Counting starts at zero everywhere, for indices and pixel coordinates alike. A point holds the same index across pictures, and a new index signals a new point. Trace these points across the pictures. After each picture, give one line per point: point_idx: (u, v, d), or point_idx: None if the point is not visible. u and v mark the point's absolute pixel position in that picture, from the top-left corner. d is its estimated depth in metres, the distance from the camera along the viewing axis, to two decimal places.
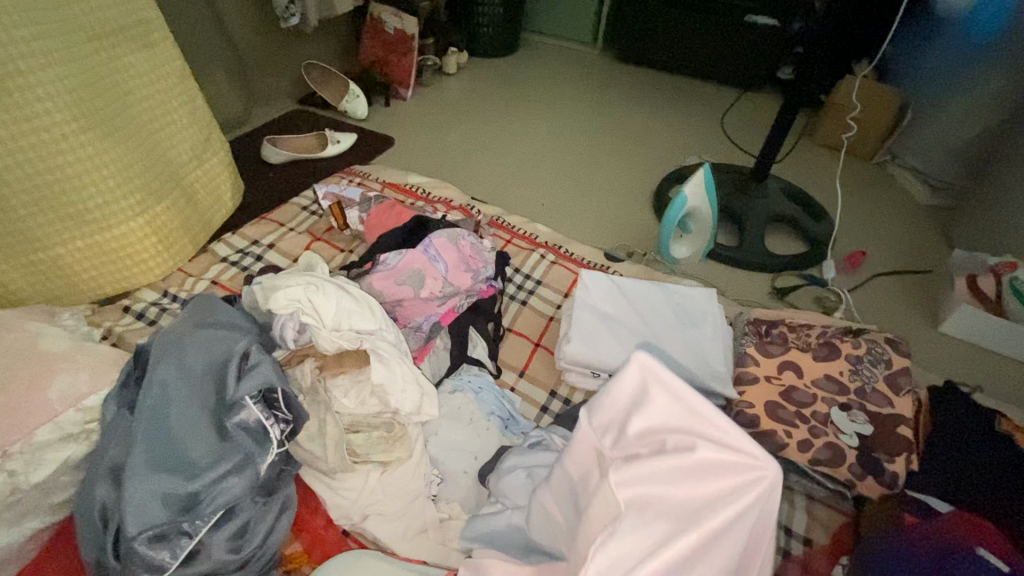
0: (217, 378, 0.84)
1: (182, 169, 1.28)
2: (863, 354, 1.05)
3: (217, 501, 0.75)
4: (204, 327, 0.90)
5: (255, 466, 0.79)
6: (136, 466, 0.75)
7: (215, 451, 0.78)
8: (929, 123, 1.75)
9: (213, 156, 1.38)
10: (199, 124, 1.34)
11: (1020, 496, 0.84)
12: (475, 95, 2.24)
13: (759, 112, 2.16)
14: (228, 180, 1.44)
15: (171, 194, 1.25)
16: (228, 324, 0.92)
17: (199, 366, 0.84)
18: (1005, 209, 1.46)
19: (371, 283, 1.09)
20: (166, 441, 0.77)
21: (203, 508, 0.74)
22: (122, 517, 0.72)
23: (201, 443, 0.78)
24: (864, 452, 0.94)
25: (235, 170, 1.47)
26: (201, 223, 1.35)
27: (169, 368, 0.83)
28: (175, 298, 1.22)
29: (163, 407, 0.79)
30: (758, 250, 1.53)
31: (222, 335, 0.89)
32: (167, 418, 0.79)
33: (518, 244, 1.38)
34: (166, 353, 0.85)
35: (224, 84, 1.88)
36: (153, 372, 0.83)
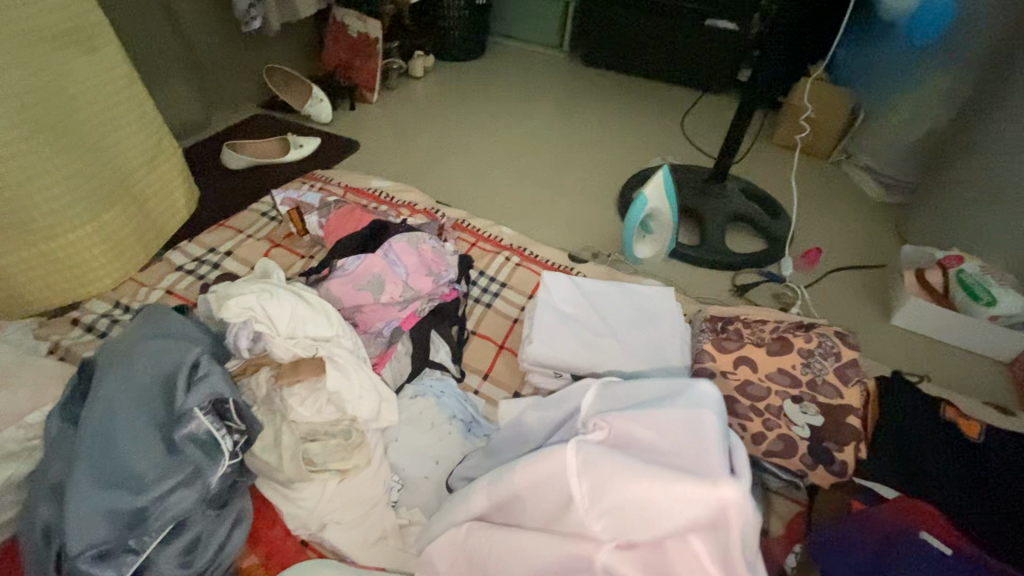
0: (162, 389, 0.81)
1: (132, 175, 1.24)
2: (814, 348, 1.08)
3: (166, 516, 0.74)
4: (152, 336, 0.87)
5: (205, 478, 0.77)
6: (79, 482, 0.72)
7: (162, 465, 0.76)
8: (880, 124, 1.81)
9: (165, 160, 1.34)
10: (149, 128, 1.30)
11: (951, 480, 0.91)
12: (442, 98, 2.23)
13: (720, 114, 2.21)
14: (183, 185, 1.40)
15: (121, 201, 1.21)
16: (180, 333, 0.90)
17: (145, 378, 0.81)
18: (951, 206, 1.52)
19: (329, 289, 1.08)
20: (111, 456, 0.75)
21: (150, 523, 0.73)
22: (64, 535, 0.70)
23: (147, 457, 0.75)
24: (815, 442, 0.98)
25: (190, 174, 1.43)
26: (154, 230, 1.31)
27: (115, 380, 0.80)
28: (127, 308, 1.18)
29: (108, 420, 0.77)
30: (718, 248, 1.57)
31: (171, 344, 0.86)
32: (112, 432, 0.76)
33: (482, 247, 1.38)
34: (113, 365, 0.82)
35: (181, 88, 1.83)
36: (99, 385, 0.80)
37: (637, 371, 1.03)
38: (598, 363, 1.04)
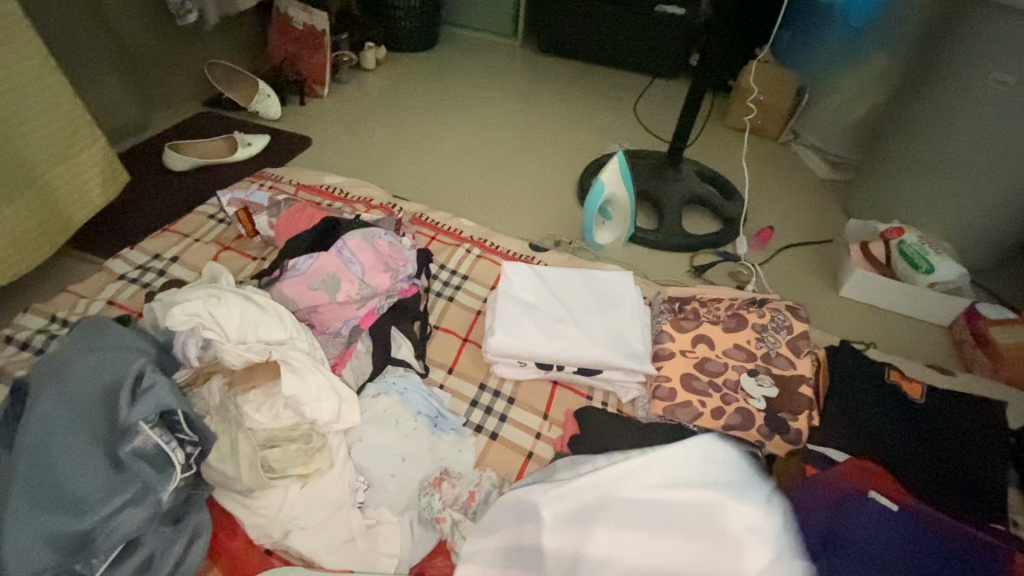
0: (103, 406, 0.77)
1: (38, 168, 1.20)
2: (767, 322, 1.12)
3: (115, 536, 0.71)
4: (93, 350, 0.82)
5: (154, 496, 0.74)
6: (18, 507, 0.68)
7: (106, 486, 0.72)
8: (825, 104, 1.87)
9: (81, 151, 1.29)
10: (61, 117, 1.24)
11: (900, 444, 0.95)
12: (396, 90, 2.18)
13: (674, 98, 2.24)
14: (100, 177, 1.35)
15: (22, 196, 1.17)
16: (120, 345, 0.85)
17: (85, 394, 0.77)
18: (888, 182, 1.59)
19: (281, 290, 1.05)
20: (50, 477, 0.71)
21: (98, 545, 0.70)
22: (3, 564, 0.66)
23: (90, 476, 0.72)
24: (771, 412, 1.01)
25: (114, 164, 1.38)
26: (66, 223, 1.27)
27: (51, 399, 0.76)
28: (65, 323, 1.11)
29: (47, 440, 0.73)
30: (675, 231, 1.60)
31: (112, 358, 0.82)
32: (51, 453, 0.72)
33: (442, 240, 1.36)
34: (48, 383, 0.78)
35: (114, 86, 1.74)
36: (34, 404, 0.76)
37: (600, 356, 1.04)
38: (561, 350, 1.05)
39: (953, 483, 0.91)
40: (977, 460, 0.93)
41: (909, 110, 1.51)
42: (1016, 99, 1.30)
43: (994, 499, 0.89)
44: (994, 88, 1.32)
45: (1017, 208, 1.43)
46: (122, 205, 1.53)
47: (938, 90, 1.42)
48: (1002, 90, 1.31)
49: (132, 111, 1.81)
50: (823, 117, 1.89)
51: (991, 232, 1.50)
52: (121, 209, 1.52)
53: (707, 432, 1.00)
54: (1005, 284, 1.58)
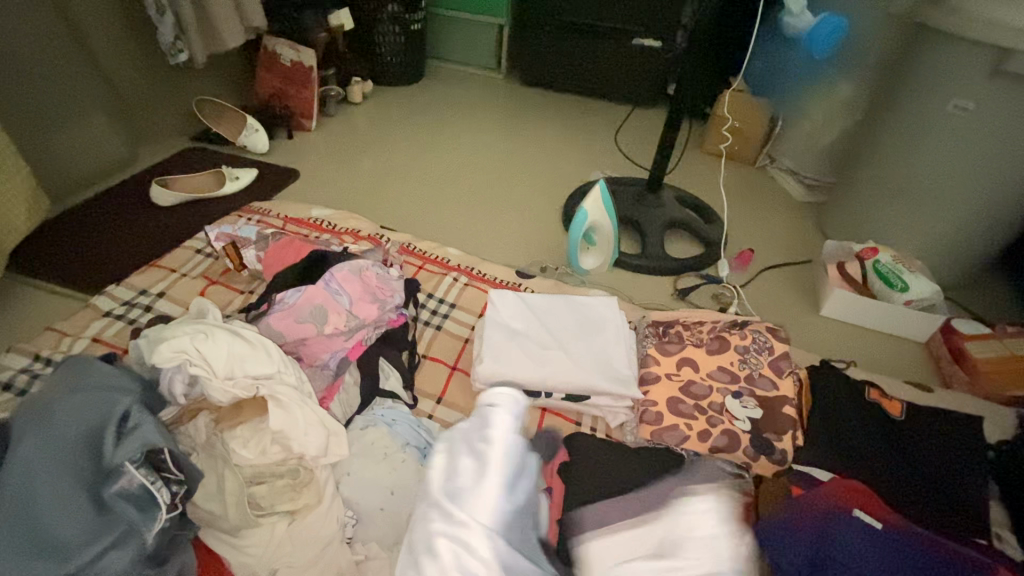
0: (90, 447, 0.76)
1: None
2: (749, 344, 1.15)
3: None
4: (78, 390, 0.81)
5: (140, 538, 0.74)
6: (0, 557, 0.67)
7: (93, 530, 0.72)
8: (798, 129, 1.94)
9: (8, 181, 1.33)
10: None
11: (883, 464, 0.96)
12: (382, 123, 2.23)
13: (653, 127, 2.31)
14: (27, 209, 1.39)
15: None
16: (106, 384, 0.84)
17: (69, 436, 0.76)
18: (863, 201, 1.64)
19: (269, 324, 1.06)
20: (35, 524, 0.70)
21: None
22: None
23: (79, 521, 0.71)
24: (755, 434, 1.03)
25: (36, 188, 1.42)
26: None
27: (36, 443, 0.74)
28: (49, 361, 1.10)
29: (30, 485, 0.71)
30: (658, 255, 1.63)
31: (100, 397, 0.81)
32: (35, 498, 0.71)
33: (429, 269, 1.38)
34: (32, 426, 0.76)
35: (105, 123, 1.76)
36: (16, 448, 0.74)
37: (587, 381, 1.06)
38: (548, 377, 1.06)
39: (936, 501, 0.92)
40: (957, 475, 0.95)
41: (877, 136, 1.57)
42: (975, 125, 1.37)
43: (975, 512, 0.91)
44: (955, 113, 1.38)
45: (980, 227, 1.49)
46: (108, 241, 1.54)
47: (903, 117, 1.48)
48: (962, 116, 1.37)
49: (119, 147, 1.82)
50: (796, 142, 1.96)
51: (958, 251, 1.56)
52: (107, 246, 1.52)
53: (694, 454, 1.02)
54: (976, 299, 1.63)
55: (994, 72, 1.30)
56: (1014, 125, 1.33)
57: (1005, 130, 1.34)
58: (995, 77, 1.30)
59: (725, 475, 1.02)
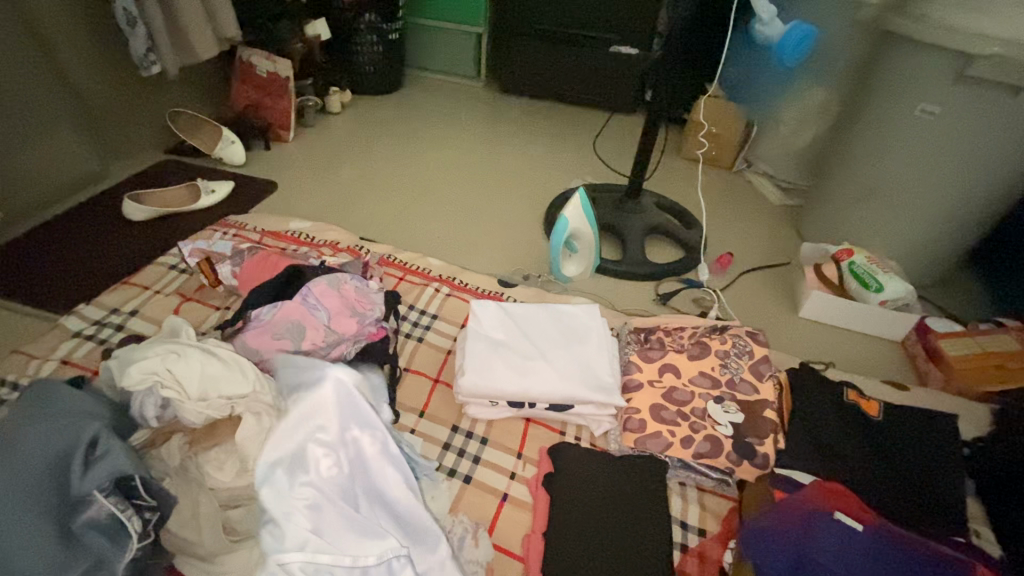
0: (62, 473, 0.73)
1: None
2: (729, 349, 1.15)
3: None
4: (47, 415, 0.78)
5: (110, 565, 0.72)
6: None
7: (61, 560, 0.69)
8: (773, 133, 1.98)
9: None
10: None
11: (861, 466, 0.97)
12: (361, 133, 2.21)
13: (632, 133, 2.33)
14: None
15: None
16: (72, 409, 0.81)
17: (38, 462, 0.73)
18: (837, 203, 1.67)
19: (245, 341, 1.04)
20: None
21: None
22: None
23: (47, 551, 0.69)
24: (738, 439, 1.03)
25: None
26: None
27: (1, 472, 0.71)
28: (15, 386, 1.07)
29: None
30: (640, 260, 1.64)
31: (72, 421, 0.78)
32: None
33: (411, 280, 1.37)
34: None
35: (74, 138, 1.73)
36: None
37: (570, 390, 1.05)
38: (530, 387, 1.05)
39: (915, 500, 0.93)
40: (935, 473, 0.96)
41: (848, 140, 1.60)
42: (943, 128, 1.40)
43: (952, 511, 0.92)
44: (923, 117, 1.42)
45: (949, 227, 1.53)
46: (79, 259, 1.49)
47: (873, 121, 1.52)
48: (929, 120, 1.41)
49: (89, 162, 1.78)
50: (772, 146, 2.00)
51: (929, 251, 1.60)
52: (78, 263, 1.48)
53: (678, 461, 1.02)
54: (948, 298, 1.67)
55: (959, 78, 1.33)
56: (979, 129, 1.37)
57: (971, 133, 1.38)
58: (960, 81, 1.34)
59: (709, 480, 1.02)
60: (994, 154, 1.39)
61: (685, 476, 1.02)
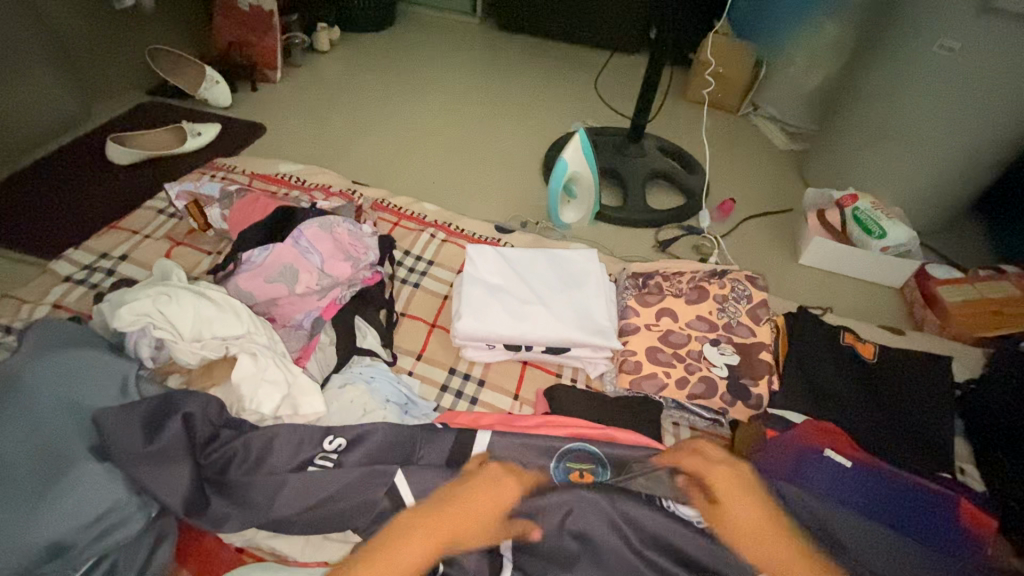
0: (68, 408, 0.75)
1: None
2: (728, 293, 1.14)
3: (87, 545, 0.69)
4: (57, 348, 0.81)
5: (86, 509, 0.69)
6: None
7: (35, 493, 0.68)
8: (782, 74, 1.90)
9: None
10: None
11: (856, 407, 0.99)
12: (352, 73, 2.12)
13: (635, 74, 2.23)
14: None
15: None
16: (85, 342, 0.84)
17: (48, 402, 0.76)
18: (846, 147, 1.62)
19: (237, 285, 1.02)
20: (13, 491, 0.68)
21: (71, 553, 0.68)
22: None
23: (24, 482, 0.69)
24: (733, 380, 1.04)
25: None
26: None
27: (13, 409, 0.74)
28: (9, 329, 1.06)
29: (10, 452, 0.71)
30: (640, 206, 1.61)
31: (88, 357, 0.82)
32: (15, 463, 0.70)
33: (406, 226, 1.34)
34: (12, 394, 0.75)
35: (54, 78, 1.66)
36: None
37: (566, 334, 1.05)
38: (527, 331, 1.04)
39: (905, 437, 0.95)
40: (928, 413, 0.98)
41: (862, 81, 1.53)
42: (961, 66, 1.33)
43: (939, 448, 0.94)
44: (941, 54, 1.34)
45: (960, 172, 1.49)
46: (66, 204, 1.46)
47: (889, 59, 1.44)
48: (948, 56, 1.34)
49: (69, 103, 1.71)
50: (780, 88, 1.92)
51: (937, 197, 1.56)
52: (66, 208, 1.45)
53: (673, 402, 1.02)
54: (950, 245, 1.65)
55: (982, 10, 1.26)
56: (997, 67, 1.30)
57: (991, 72, 1.31)
58: (983, 15, 1.26)
59: (703, 421, 1.01)
60: (1014, 93, 1.32)
61: (680, 416, 1.01)
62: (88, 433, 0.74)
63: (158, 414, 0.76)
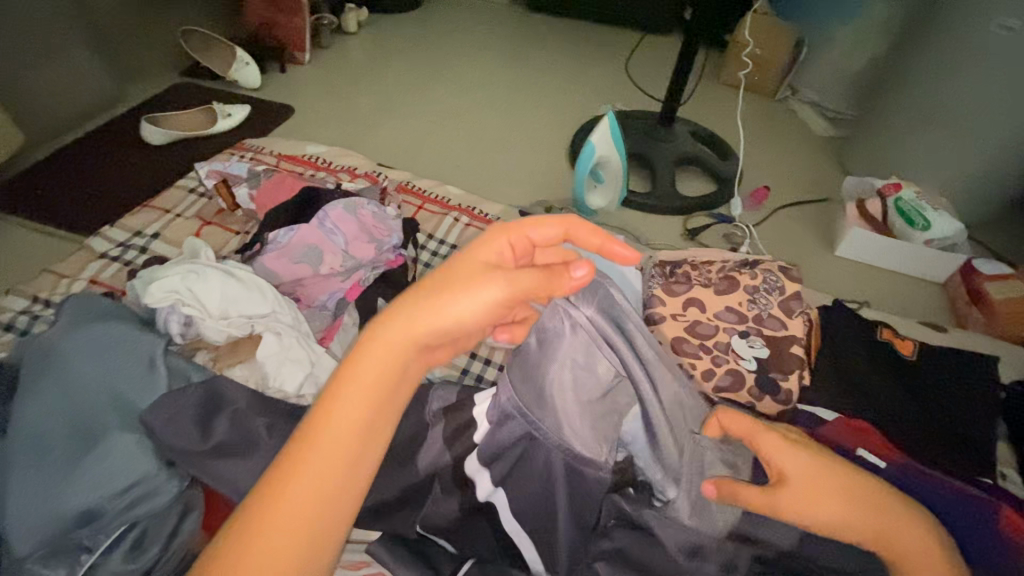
0: (104, 382, 0.78)
1: None
2: (759, 284, 1.10)
3: (121, 514, 0.70)
4: (90, 322, 0.84)
5: (119, 478, 0.71)
6: (19, 487, 0.68)
7: (72, 461, 0.71)
8: (823, 56, 1.81)
9: None
10: None
11: (895, 407, 0.94)
12: (379, 54, 2.11)
13: (667, 55, 2.16)
14: None
15: None
16: (116, 317, 0.86)
17: (84, 374, 0.78)
18: (891, 134, 1.53)
19: (264, 264, 1.03)
20: (51, 460, 0.71)
21: (105, 521, 0.69)
22: (8, 537, 0.66)
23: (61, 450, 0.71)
24: (762, 374, 1.01)
25: None
26: None
27: (50, 381, 0.76)
28: (48, 303, 1.09)
29: (47, 420, 0.73)
30: (669, 192, 1.56)
31: (120, 332, 0.83)
32: (52, 434, 0.73)
33: (430, 209, 1.33)
34: (48, 368, 0.78)
35: (88, 59, 1.70)
36: (32, 389, 0.76)
37: None
38: None
39: (945, 439, 0.91)
40: (968, 413, 0.94)
41: (909, 64, 1.45)
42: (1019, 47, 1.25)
43: (979, 450, 0.90)
44: (998, 35, 1.26)
45: (1016, 161, 1.39)
46: (102, 182, 1.49)
47: (941, 40, 1.36)
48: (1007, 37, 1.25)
49: (105, 84, 1.75)
50: (821, 71, 1.83)
51: (989, 189, 1.47)
52: (101, 187, 1.48)
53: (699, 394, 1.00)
54: (1000, 240, 1.55)
55: None
56: None
57: None
58: None
59: None
60: None
61: None
62: (123, 407, 0.76)
63: (204, 406, 0.76)
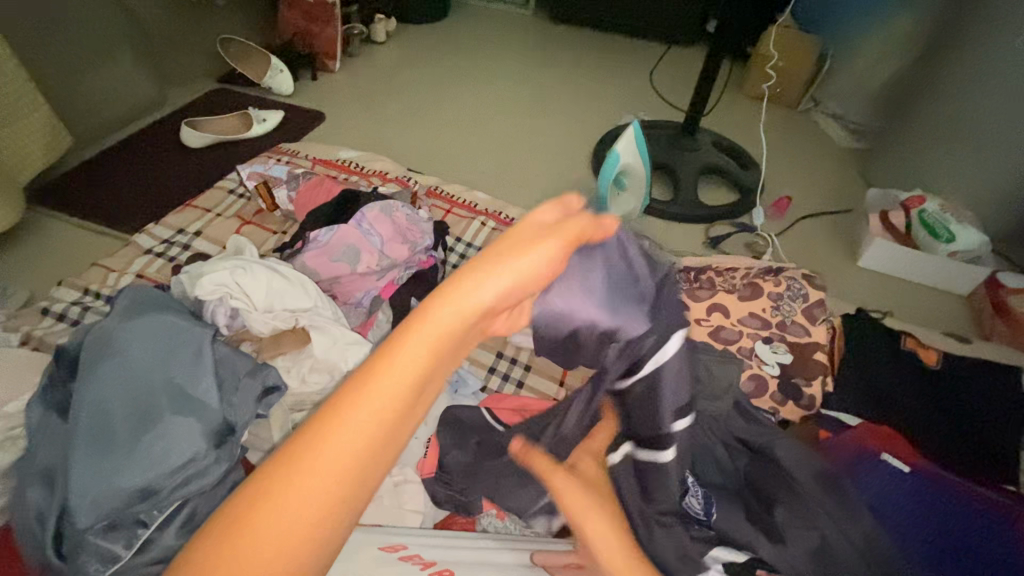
0: (159, 367, 0.82)
1: None
2: (783, 291, 1.13)
3: (176, 490, 0.75)
4: (146, 312, 0.89)
5: (173, 458, 0.75)
6: (80, 462, 0.72)
7: (129, 441, 0.75)
8: (846, 69, 1.82)
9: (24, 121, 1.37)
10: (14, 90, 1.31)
11: (917, 415, 0.96)
12: (407, 63, 2.17)
13: (690, 66, 2.19)
14: (44, 146, 1.43)
15: None
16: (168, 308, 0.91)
17: (140, 359, 0.82)
18: (915, 147, 1.54)
19: (304, 262, 1.08)
20: (110, 438, 0.75)
21: (161, 497, 0.74)
22: (71, 509, 0.70)
23: (119, 430, 0.75)
24: (785, 380, 1.03)
25: (57, 128, 1.46)
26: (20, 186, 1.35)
27: (108, 366, 0.80)
28: (98, 295, 1.15)
29: (106, 401, 0.77)
30: (690, 201, 1.59)
31: (173, 321, 0.88)
32: (111, 414, 0.76)
33: (458, 213, 1.38)
34: (106, 352, 0.82)
35: (134, 64, 1.78)
36: (91, 373, 0.80)
37: None
38: None
39: (968, 447, 0.92)
40: (992, 422, 0.94)
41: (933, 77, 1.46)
42: None
43: (1003, 459, 0.90)
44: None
45: None
46: (145, 182, 1.56)
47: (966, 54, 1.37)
48: None
49: (148, 89, 1.83)
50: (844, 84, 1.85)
51: None
52: (144, 187, 1.55)
53: None
54: None
55: None
56: None
57: None
58: None
59: None
60: None
61: None
62: (175, 392, 0.81)
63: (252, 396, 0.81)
